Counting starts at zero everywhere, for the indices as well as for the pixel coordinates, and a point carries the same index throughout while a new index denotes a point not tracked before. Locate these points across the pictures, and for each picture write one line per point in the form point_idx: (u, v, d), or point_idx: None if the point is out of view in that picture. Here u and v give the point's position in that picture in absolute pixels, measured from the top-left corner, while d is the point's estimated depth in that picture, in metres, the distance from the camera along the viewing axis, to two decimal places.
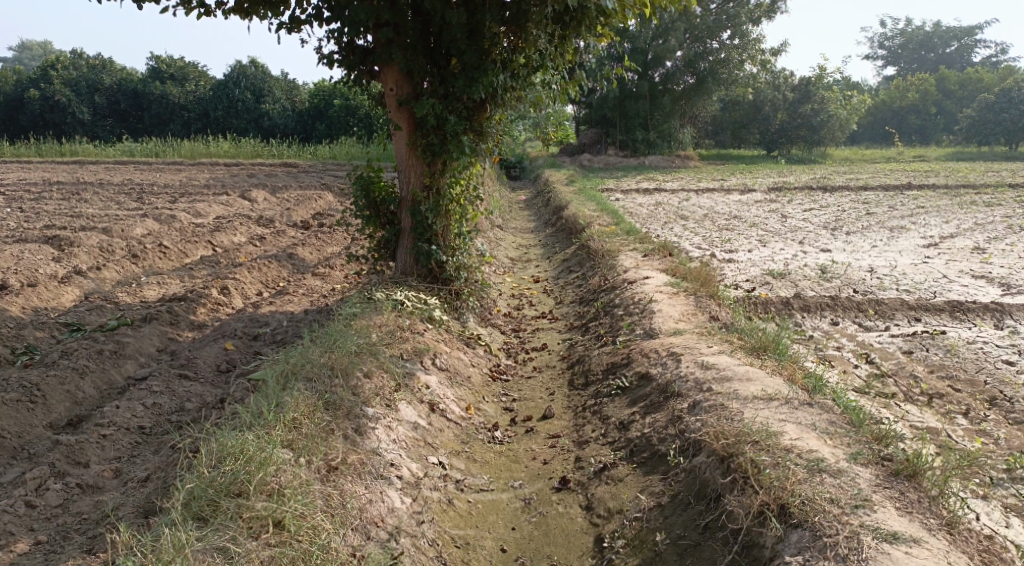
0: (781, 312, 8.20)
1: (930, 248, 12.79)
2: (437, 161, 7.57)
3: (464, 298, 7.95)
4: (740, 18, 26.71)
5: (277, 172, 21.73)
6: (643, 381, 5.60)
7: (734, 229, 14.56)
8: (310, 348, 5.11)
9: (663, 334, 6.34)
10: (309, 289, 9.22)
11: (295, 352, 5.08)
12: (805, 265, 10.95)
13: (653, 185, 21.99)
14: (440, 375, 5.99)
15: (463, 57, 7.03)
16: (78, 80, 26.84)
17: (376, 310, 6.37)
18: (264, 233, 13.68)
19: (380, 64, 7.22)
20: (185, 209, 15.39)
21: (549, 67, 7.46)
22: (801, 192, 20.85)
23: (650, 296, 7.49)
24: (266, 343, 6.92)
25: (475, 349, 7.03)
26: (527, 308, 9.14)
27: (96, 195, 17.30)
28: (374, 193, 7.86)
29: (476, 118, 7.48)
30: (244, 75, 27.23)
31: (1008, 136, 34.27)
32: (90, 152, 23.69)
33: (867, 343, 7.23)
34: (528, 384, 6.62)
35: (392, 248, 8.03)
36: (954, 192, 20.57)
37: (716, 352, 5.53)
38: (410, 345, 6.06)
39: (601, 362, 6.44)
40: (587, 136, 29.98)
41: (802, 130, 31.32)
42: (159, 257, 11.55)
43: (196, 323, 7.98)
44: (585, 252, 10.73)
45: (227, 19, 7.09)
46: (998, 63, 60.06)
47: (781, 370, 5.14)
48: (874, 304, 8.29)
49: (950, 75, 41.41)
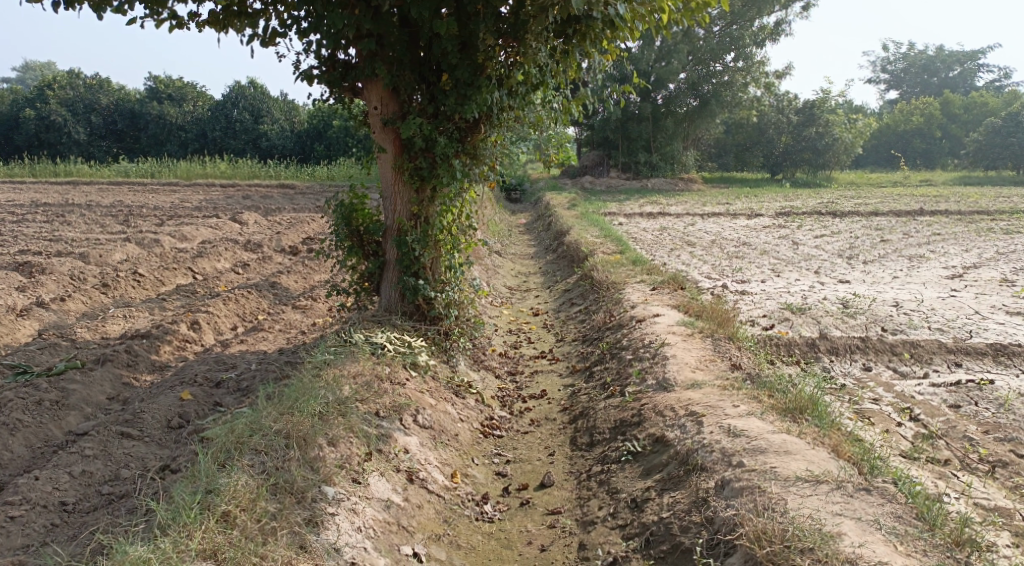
0: (806, 355, 7.41)
1: (954, 279, 12.00)
2: (426, 186, 6.80)
3: (455, 338, 7.12)
4: (743, 40, 26.16)
5: (273, 194, 21.04)
6: (658, 445, 4.79)
7: (744, 257, 13.78)
8: (264, 410, 4.33)
9: (679, 387, 5.55)
10: (288, 325, 8.44)
11: (246, 416, 4.29)
12: (824, 298, 10.17)
13: (657, 209, 21.25)
14: (421, 435, 5.17)
15: (454, 73, 6.29)
16: (74, 100, 26.25)
17: (350, 356, 5.58)
18: (250, 259, 12.91)
19: (363, 79, 6.49)
20: (170, 232, 14.63)
21: (550, 84, 6.73)
22: (810, 217, 20.12)
23: (663, 338, 6.68)
24: (229, 390, 6.09)
25: (465, 399, 6.20)
26: (525, 346, 8.32)
27: (81, 218, 16.57)
28: (355, 221, 7.06)
29: (469, 140, 6.72)
30: (242, 95, 26.65)
31: (1016, 161, 33.59)
32: (83, 173, 23.01)
33: (908, 394, 6.43)
34: (525, 441, 5.81)
35: (376, 282, 7.22)
36: (968, 219, 19.82)
37: (744, 413, 4.72)
38: (388, 399, 5.25)
39: (608, 418, 5.62)
40: (589, 158, 29.35)
41: (806, 154, 30.62)
42: (132, 285, 10.78)
43: (157, 365, 7.19)
44: (588, 282, 9.94)
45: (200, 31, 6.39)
46: (1002, 88, 59.62)
47: (824, 439, 4.34)
48: (908, 346, 7.49)
49: (954, 98, 40.61)
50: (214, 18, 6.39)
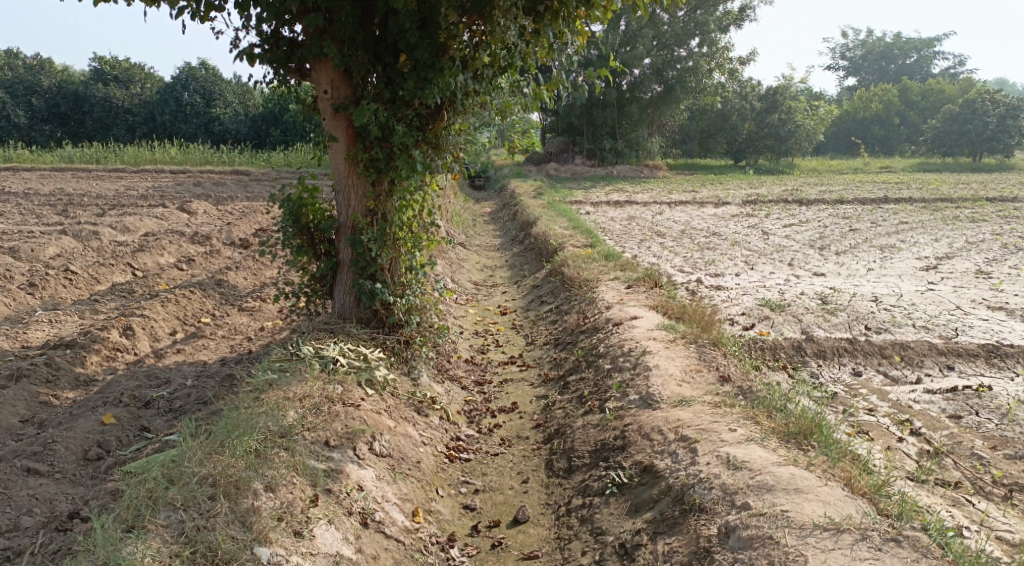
0: (793, 359, 6.93)
1: (930, 272, 11.68)
2: (384, 179, 6.13)
3: (417, 347, 6.48)
4: (708, 25, 25.74)
5: (226, 181, 20.05)
6: (646, 476, 4.31)
7: (716, 248, 13.35)
8: (190, 452, 3.74)
9: (665, 404, 5.02)
10: (232, 330, 7.73)
11: (167, 460, 3.69)
12: (802, 293, 9.75)
13: (623, 197, 20.76)
14: (378, 466, 4.56)
15: (413, 53, 5.63)
16: (13, 82, 24.65)
17: (296, 376, 4.94)
18: (196, 253, 12.07)
19: (311, 61, 5.79)
20: (111, 223, 13.69)
21: (518, 68, 6.11)
22: (777, 205, 19.81)
23: (644, 345, 6.12)
24: (160, 412, 5.42)
25: (427, 417, 5.57)
26: (493, 350, 7.70)
27: (16, 207, 15.45)
28: (306, 217, 6.32)
29: (430, 128, 6.05)
30: (193, 78, 25.43)
31: (971, 148, 33.81)
32: (24, 159, 21.67)
33: (904, 403, 6.01)
34: (495, 465, 5.23)
35: (329, 285, 6.52)
36: (933, 206, 19.70)
37: (742, 439, 4.21)
38: (340, 425, 4.64)
39: (588, 439, 5.09)
40: (553, 144, 28.78)
41: (768, 140, 30.50)
42: (63, 285, 9.93)
43: (81, 379, 6.48)
44: (558, 279, 9.37)
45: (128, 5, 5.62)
46: (956, 75, 60.40)
47: (835, 471, 3.88)
48: (898, 348, 7.06)
49: (911, 86, 40.84)
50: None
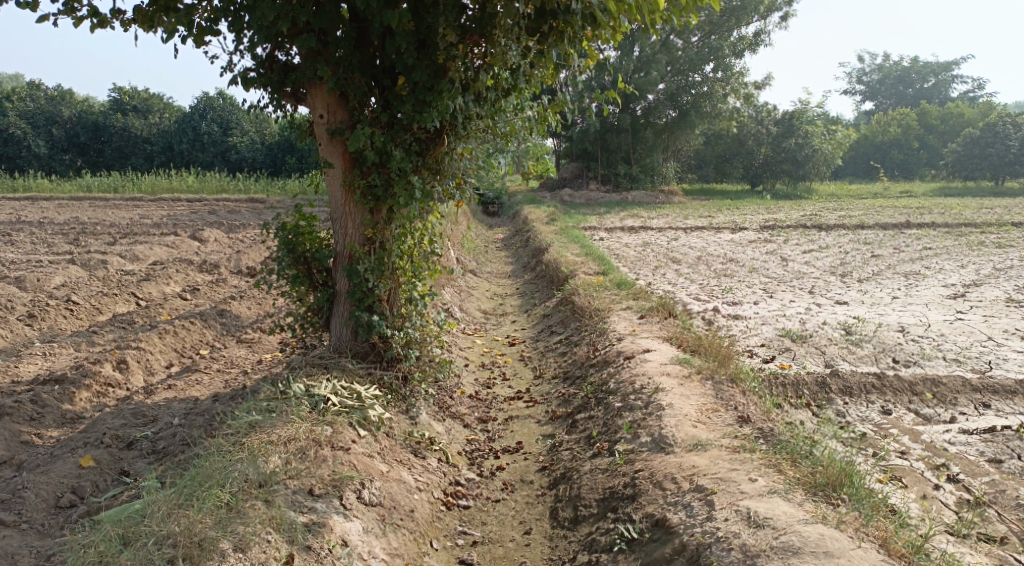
0: (817, 395, 6.51)
1: (957, 300, 11.21)
2: (382, 206, 5.84)
3: (416, 383, 6.14)
4: (723, 50, 25.54)
5: (240, 209, 19.95)
6: (658, 532, 3.95)
7: (733, 275, 12.95)
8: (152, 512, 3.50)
9: (679, 447, 4.64)
10: (229, 364, 7.43)
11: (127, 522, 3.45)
12: (824, 322, 9.33)
13: (638, 223, 20.43)
14: (367, 518, 4.23)
15: (411, 75, 5.36)
16: (35, 112, 24.84)
17: (283, 417, 4.61)
18: (202, 282, 11.85)
19: (306, 84, 5.53)
20: (120, 251, 13.53)
21: (523, 90, 5.82)
22: (796, 230, 19.40)
23: (656, 382, 5.74)
24: (142, 454, 5.11)
25: (425, 460, 5.22)
26: (500, 384, 7.35)
27: (28, 236, 15.36)
28: (302, 246, 6.03)
29: (430, 153, 5.76)
30: (210, 107, 25.54)
31: (993, 172, 33.19)
32: (42, 187, 21.72)
33: (938, 445, 5.59)
34: (496, 514, 4.87)
35: (326, 316, 6.21)
36: (957, 231, 19.19)
37: (764, 491, 3.85)
38: (327, 472, 4.32)
39: (596, 487, 4.72)
40: (567, 170, 28.56)
41: (786, 165, 30.08)
42: (64, 316, 9.71)
43: (68, 417, 6.19)
44: (569, 308, 9.01)
45: (126, 31, 5.39)
46: (976, 99, 59.76)
47: (868, 531, 3.52)
48: (929, 384, 6.63)
49: (930, 109, 40.33)
50: (139, 15, 5.32)
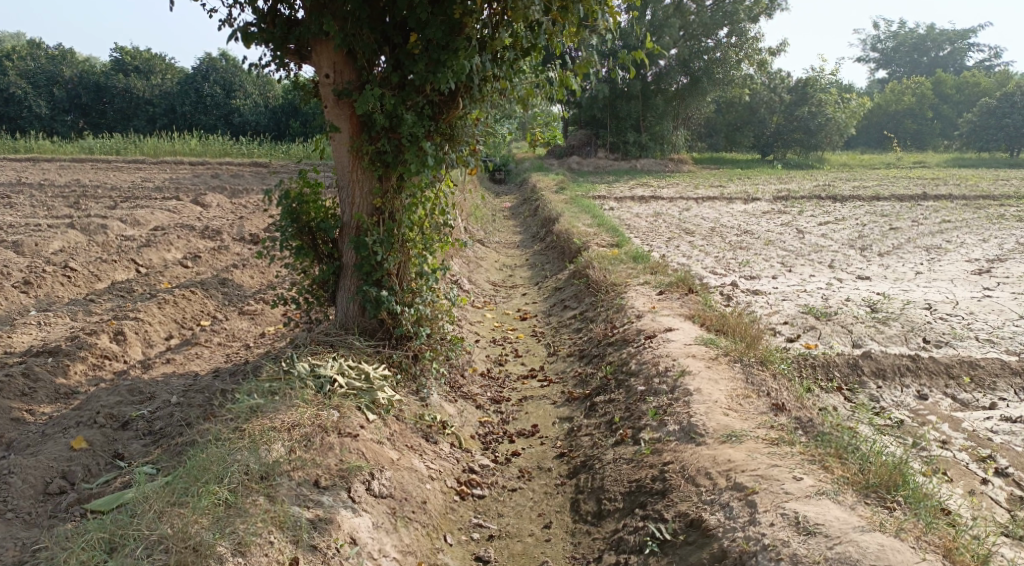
0: (848, 378, 6.18)
1: (982, 276, 10.81)
2: (391, 174, 5.46)
3: (426, 362, 5.80)
4: (738, 15, 24.85)
5: (243, 173, 19.53)
6: (693, 533, 3.68)
7: (750, 247, 12.56)
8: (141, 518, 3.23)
9: (710, 437, 4.32)
10: (230, 336, 7.10)
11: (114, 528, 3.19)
12: (847, 299, 8.96)
13: (648, 192, 19.98)
14: (378, 511, 3.94)
15: (424, 32, 4.95)
16: (35, 72, 24.24)
17: (286, 400, 4.30)
18: (204, 249, 11.49)
19: (311, 41, 5.12)
20: (121, 216, 13.16)
21: (543, 49, 5.37)
22: (811, 201, 18.90)
23: (682, 364, 5.40)
24: (137, 435, 4.78)
25: (437, 445, 4.90)
26: (513, 361, 7.01)
27: (28, 199, 14.98)
28: (306, 216, 5.65)
29: (444, 117, 5.35)
30: (213, 68, 24.95)
31: (1010, 142, 32.33)
32: (43, 149, 21.29)
33: (981, 434, 5.27)
34: (512, 506, 4.56)
35: (332, 291, 5.86)
36: (976, 204, 18.66)
37: (811, 492, 3.55)
38: (334, 461, 4.01)
39: (621, 479, 4.41)
40: (575, 137, 27.98)
41: (798, 134, 29.46)
42: (62, 283, 9.39)
43: (60, 393, 5.87)
44: (583, 282, 8.66)
45: None
46: (992, 67, 58.41)
47: (929, 540, 3.24)
48: (966, 367, 6.28)
49: (946, 78, 39.44)
50: None
